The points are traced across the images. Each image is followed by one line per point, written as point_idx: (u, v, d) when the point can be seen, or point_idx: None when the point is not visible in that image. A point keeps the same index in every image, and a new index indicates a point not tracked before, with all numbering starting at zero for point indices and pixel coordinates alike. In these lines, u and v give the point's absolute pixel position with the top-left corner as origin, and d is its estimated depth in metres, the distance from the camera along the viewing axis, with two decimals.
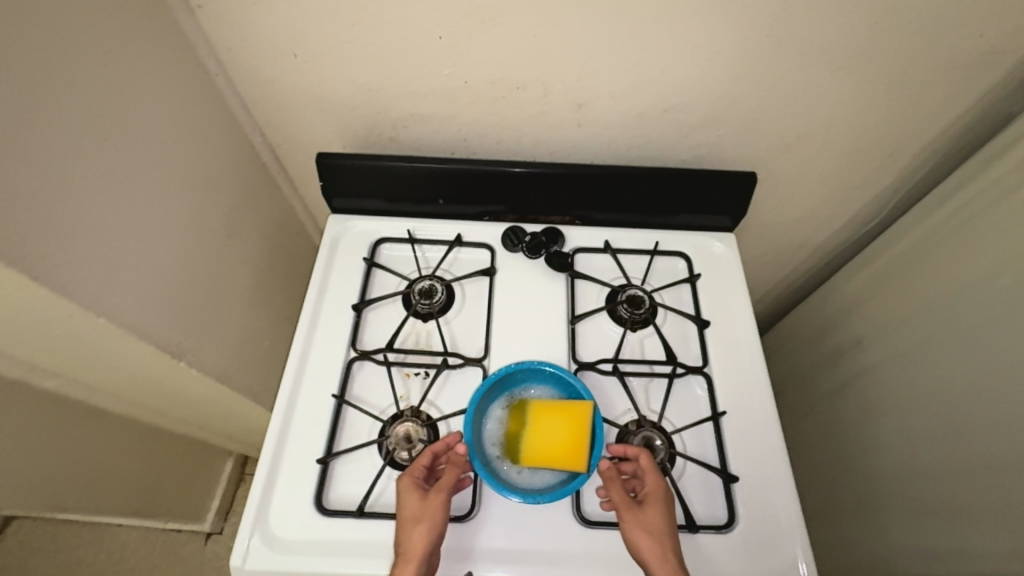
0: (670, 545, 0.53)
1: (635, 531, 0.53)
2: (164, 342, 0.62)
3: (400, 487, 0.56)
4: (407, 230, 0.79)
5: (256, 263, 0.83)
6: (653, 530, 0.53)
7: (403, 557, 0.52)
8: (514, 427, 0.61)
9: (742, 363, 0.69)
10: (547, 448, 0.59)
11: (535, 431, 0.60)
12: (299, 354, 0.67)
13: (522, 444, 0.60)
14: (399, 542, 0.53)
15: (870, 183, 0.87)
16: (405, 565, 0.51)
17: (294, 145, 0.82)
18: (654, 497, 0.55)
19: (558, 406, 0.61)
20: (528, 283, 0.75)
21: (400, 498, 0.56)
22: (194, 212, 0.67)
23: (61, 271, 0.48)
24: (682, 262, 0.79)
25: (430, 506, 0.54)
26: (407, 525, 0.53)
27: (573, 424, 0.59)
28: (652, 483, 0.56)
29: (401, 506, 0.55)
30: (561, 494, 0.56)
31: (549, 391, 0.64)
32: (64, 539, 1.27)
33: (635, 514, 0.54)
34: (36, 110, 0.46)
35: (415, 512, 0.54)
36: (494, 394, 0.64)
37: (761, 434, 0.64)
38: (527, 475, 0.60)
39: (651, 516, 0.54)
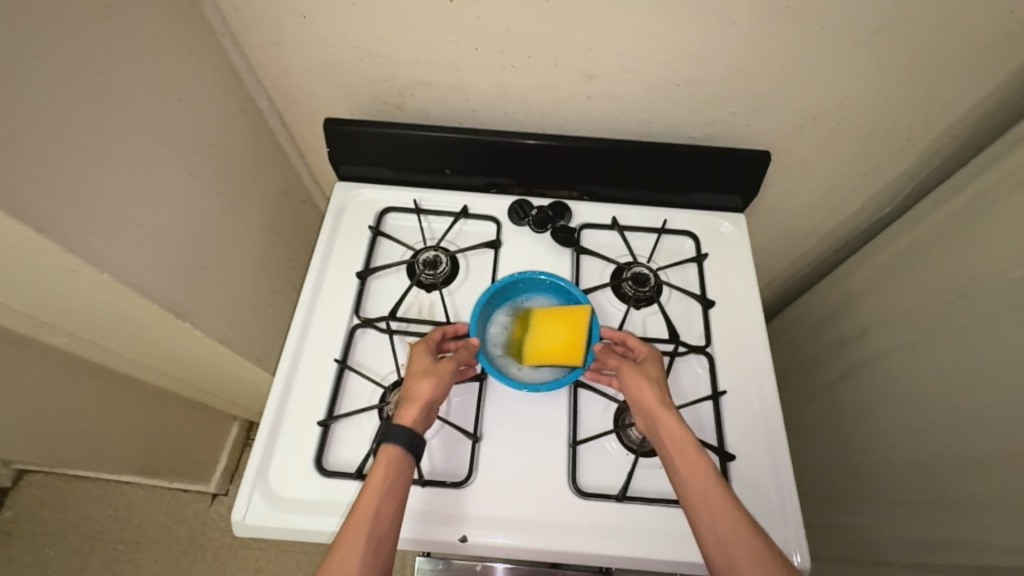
0: (665, 390, 0.57)
1: (634, 382, 0.58)
2: (168, 302, 0.62)
3: (416, 349, 0.60)
4: (413, 201, 0.78)
5: (260, 229, 0.83)
6: (651, 381, 0.58)
7: (409, 399, 0.56)
8: (517, 330, 0.64)
9: (745, 344, 0.69)
10: (546, 347, 0.61)
11: (536, 332, 0.62)
12: (303, 319, 0.68)
13: (525, 344, 0.62)
14: (405, 389, 0.57)
15: (886, 169, 0.84)
16: (409, 407, 0.55)
17: (300, 110, 0.81)
18: (649, 358, 0.60)
19: (559, 310, 0.62)
20: (533, 257, 0.75)
21: (413, 357, 0.60)
22: (199, 172, 0.67)
23: (63, 224, 0.48)
24: (689, 242, 0.77)
25: (442, 369, 0.58)
26: (417, 376, 0.57)
27: (571, 326, 0.61)
28: (645, 350, 0.61)
29: (412, 362, 0.59)
30: (559, 385, 0.59)
31: (550, 300, 0.66)
32: (74, 494, 1.31)
33: (634, 370, 0.59)
34: (38, 62, 0.45)
35: (428, 368, 0.58)
36: (496, 302, 0.65)
37: (761, 415, 0.64)
38: (528, 372, 0.63)
39: (649, 370, 0.58)
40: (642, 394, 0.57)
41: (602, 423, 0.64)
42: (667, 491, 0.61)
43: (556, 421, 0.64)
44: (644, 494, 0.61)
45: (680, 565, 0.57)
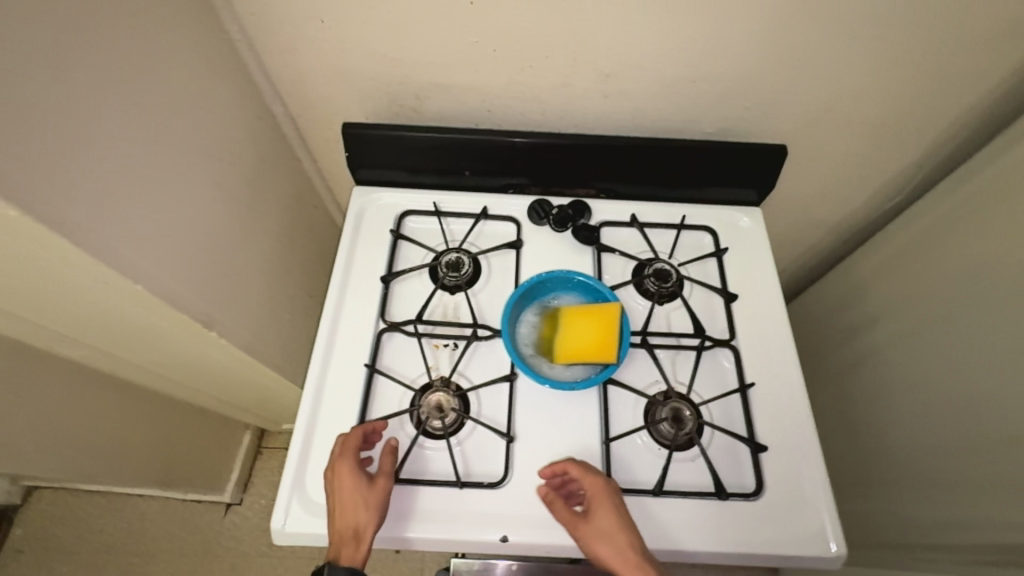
0: (625, 538, 0.53)
1: (591, 540, 0.54)
2: (196, 312, 0.62)
3: (344, 474, 0.55)
4: (432, 203, 0.78)
5: (277, 236, 0.83)
6: (608, 538, 0.53)
7: (349, 540, 0.53)
8: (547, 330, 0.64)
9: (769, 336, 0.69)
10: (577, 346, 0.61)
11: (565, 331, 0.63)
12: (329, 325, 0.68)
13: (556, 343, 0.63)
14: (345, 530, 0.54)
15: (896, 160, 0.86)
16: (352, 546, 0.53)
17: (314, 115, 0.80)
18: (601, 504, 0.55)
19: (588, 308, 0.63)
20: (554, 256, 0.75)
21: (341, 483, 0.55)
22: (221, 181, 0.66)
23: (99, 237, 0.47)
24: (708, 236, 0.78)
25: (379, 493, 0.56)
26: (354, 511, 0.54)
27: (602, 324, 0.61)
28: (593, 483, 0.56)
29: (342, 492, 0.55)
30: (593, 383, 0.60)
31: (577, 298, 0.66)
32: (85, 509, 1.29)
33: (588, 530, 0.54)
34: (70, 72, 0.44)
35: (364, 498, 0.55)
36: (525, 302, 0.65)
37: (789, 406, 0.65)
38: (560, 370, 0.63)
39: (602, 519, 0.54)
40: (601, 556, 0.53)
41: (632, 419, 0.65)
42: (702, 483, 0.62)
43: (587, 419, 0.64)
44: (679, 488, 0.61)
45: (720, 555, 0.58)
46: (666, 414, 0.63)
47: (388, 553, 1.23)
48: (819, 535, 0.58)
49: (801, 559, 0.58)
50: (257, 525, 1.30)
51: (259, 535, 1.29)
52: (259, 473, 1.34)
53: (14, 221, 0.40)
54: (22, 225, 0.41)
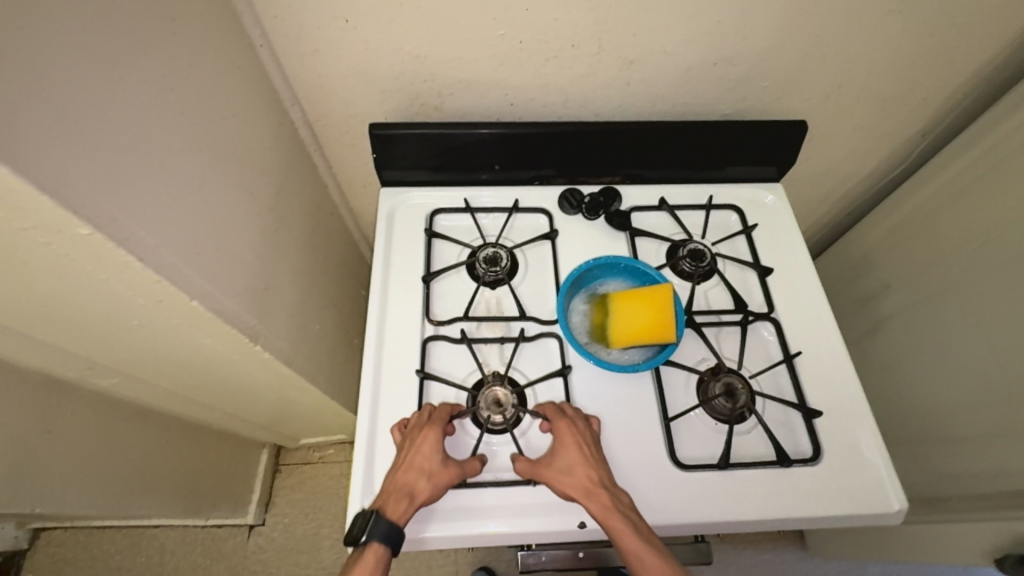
0: (597, 470, 0.57)
1: (558, 477, 0.56)
2: (242, 325, 0.60)
3: (429, 438, 0.57)
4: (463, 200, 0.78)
5: (302, 245, 0.81)
6: (572, 471, 0.57)
7: (404, 499, 0.54)
8: (599, 316, 0.65)
9: (806, 307, 0.72)
10: (630, 329, 0.62)
11: (617, 315, 0.64)
12: (376, 330, 0.67)
13: (609, 328, 0.64)
14: (404, 485, 0.55)
15: (901, 130, 0.89)
16: (404, 504, 0.54)
17: (334, 119, 0.79)
18: (566, 444, 0.58)
19: (637, 290, 0.63)
20: (590, 245, 0.76)
21: (422, 444, 0.57)
22: (255, 190, 0.65)
23: (160, 252, 0.45)
24: (734, 215, 0.80)
25: (449, 478, 0.56)
26: (421, 474, 0.56)
27: (654, 305, 0.61)
28: (559, 425, 0.59)
29: (417, 454, 0.57)
30: (652, 364, 0.61)
31: (625, 283, 0.68)
32: (99, 546, 1.24)
33: (549, 468, 0.57)
34: (122, 81, 0.43)
35: (435, 468, 0.56)
36: (574, 290, 0.67)
37: (835, 372, 0.67)
38: (618, 354, 0.65)
39: (564, 456, 0.57)
40: (568, 488, 0.56)
41: (687, 398, 0.66)
42: (762, 453, 0.63)
43: (644, 400, 0.65)
44: (742, 460, 0.63)
45: (791, 521, 0.59)
46: (720, 390, 0.65)
47: (423, 559, 1.22)
48: (881, 493, 0.60)
49: (867, 517, 0.60)
50: (285, 544, 1.27)
51: (286, 555, 1.26)
52: (279, 492, 1.31)
53: (86, 239, 0.39)
54: (92, 243, 0.39)
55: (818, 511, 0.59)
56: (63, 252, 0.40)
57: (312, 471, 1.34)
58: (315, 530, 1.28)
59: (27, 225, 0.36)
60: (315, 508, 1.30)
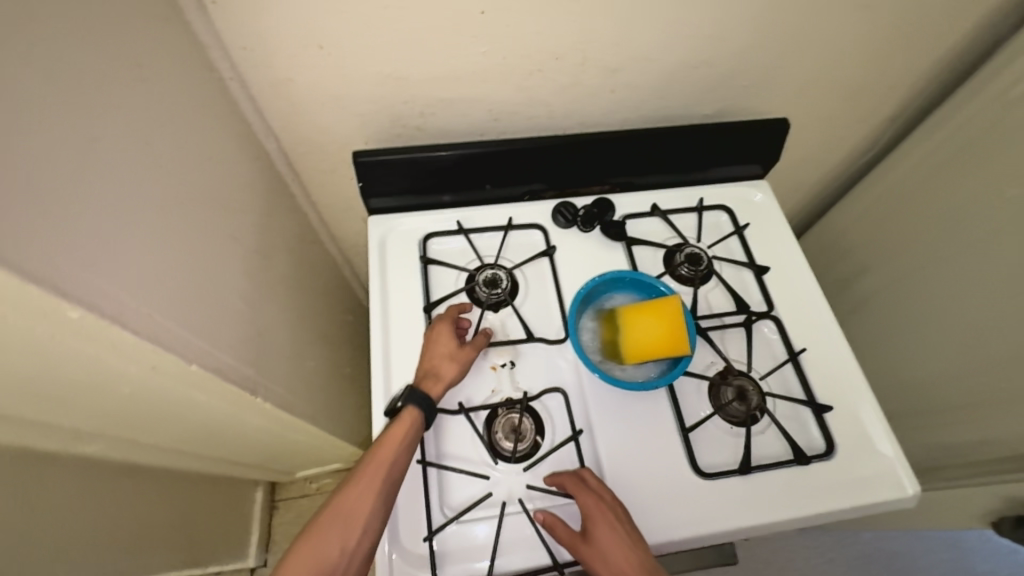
0: (635, 553, 0.52)
1: (594, 558, 0.52)
2: (240, 378, 0.57)
3: (443, 330, 0.63)
4: (456, 222, 0.75)
5: (290, 281, 0.78)
6: (608, 557, 0.52)
7: (432, 378, 0.60)
8: (610, 333, 0.65)
9: (804, 302, 0.73)
10: (643, 344, 0.62)
11: (628, 330, 0.63)
12: (382, 369, 0.65)
13: (622, 346, 0.64)
14: (431, 367, 0.61)
15: (872, 118, 0.91)
16: (434, 384, 0.60)
17: (311, 148, 0.75)
18: (601, 524, 0.53)
19: (647, 304, 0.63)
20: (589, 257, 0.75)
21: (438, 336, 0.63)
22: (239, 232, 0.61)
23: (153, 318, 0.42)
24: (725, 215, 0.80)
25: (469, 355, 0.62)
26: (444, 359, 0.61)
27: (666, 319, 0.61)
28: (588, 501, 0.55)
29: (436, 343, 0.62)
30: (670, 378, 0.61)
31: (631, 297, 0.68)
32: None
33: (587, 548, 0.53)
34: (97, 138, 0.39)
35: (454, 353, 0.62)
36: (582, 307, 0.67)
37: (838, 365, 0.69)
38: (632, 370, 0.65)
39: (599, 536, 0.53)
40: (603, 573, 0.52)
41: (701, 405, 0.66)
42: (779, 452, 0.64)
43: (661, 412, 0.65)
44: (761, 461, 0.63)
45: (813, 518, 0.60)
46: (732, 394, 0.65)
47: None
48: (895, 480, 0.62)
49: (884, 505, 0.61)
50: None
51: None
52: (279, 528, 1.27)
53: (75, 320, 0.35)
54: (83, 323, 0.36)
55: (837, 507, 0.60)
56: (49, 334, 0.37)
57: (310, 503, 1.30)
58: None
59: (8, 312, 0.33)
60: None
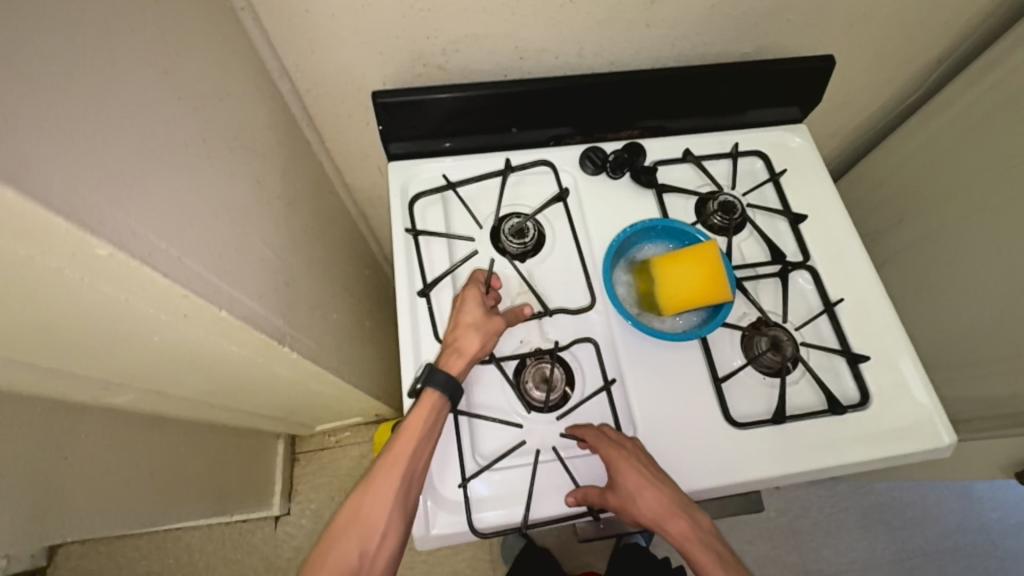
0: (663, 490, 0.54)
1: (626, 507, 0.54)
2: (268, 327, 0.55)
3: (470, 296, 0.60)
4: (443, 176, 0.71)
5: (311, 231, 0.75)
6: (640, 502, 0.53)
7: (452, 355, 0.57)
8: (645, 285, 0.63)
9: (842, 252, 0.70)
10: (680, 294, 0.60)
11: (663, 281, 0.61)
12: (410, 319, 0.64)
13: (658, 298, 0.62)
14: (455, 339, 0.58)
15: (921, 58, 0.86)
16: (457, 358, 0.57)
17: (327, 90, 0.71)
18: (628, 472, 0.54)
19: (682, 253, 0.60)
20: (618, 205, 0.72)
21: (466, 302, 0.60)
22: (261, 178, 0.58)
23: (182, 261, 0.40)
24: (760, 161, 0.77)
25: (497, 325, 0.59)
26: (468, 329, 0.58)
27: (703, 267, 0.59)
28: (610, 453, 0.55)
29: (464, 311, 0.59)
30: (712, 326, 0.60)
31: (664, 246, 0.65)
32: (124, 553, 1.23)
33: (616, 498, 0.54)
34: (113, 64, 0.36)
35: (481, 321, 0.59)
36: (614, 260, 0.64)
37: (876, 315, 0.67)
38: (670, 320, 0.63)
39: (629, 483, 0.53)
40: (639, 515, 0.53)
41: (733, 355, 0.65)
42: (812, 402, 0.63)
43: (693, 362, 0.64)
44: (795, 412, 0.62)
45: (847, 466, 0.60)
46: (766, 344, 0.64)
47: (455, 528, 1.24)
48: (931, 428, 0.61)
49: (917, 454, 0.61)
50: (314, 530, 1.27)
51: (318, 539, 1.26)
52: (301, 479, 1.30)
53: (105, 260, 0.33)
54: (113, 263, 0.34)
55: (871, 455, 0.60)
56: (79, 276, 0.35)
57: (331, 456, 1.33)
58: None
59: (34, 250, 0.31)
60: (340, 491, 1.30)
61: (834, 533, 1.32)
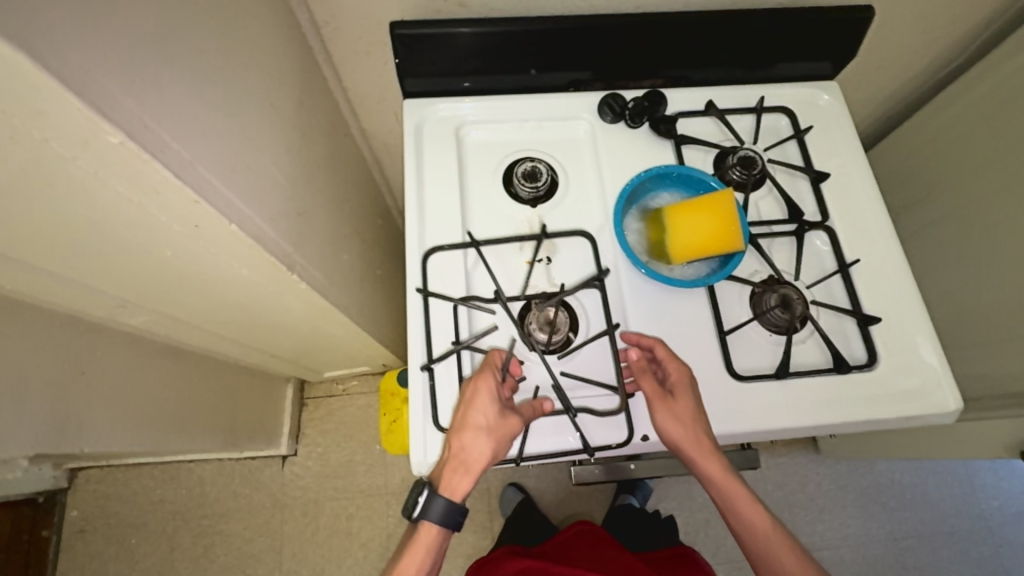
0: (702, 420, 0.56)
1: (673, 416, 0.56)
2: (278, 252, 0.56)
3: (482, 397, 0.55)
4: (468, 233, 0.65)
5: (325, 169, 0.75)
6: (687, 415, 0.56)
7: (461, 463, 0.55)
8: (656, 234, 0.63)
9: (863, 214, 0.69)
10: (693, 243, 0.59)
11: (675, 230, 0.61)
12: (418, 253, 0.64)
13: (669, 247, 0.61)
14: (463, 448, 0.54)
15: (967, 19, 0.81)
16: (463, 472, 0.55)
17: (345, 23, 0.70)
18: (680, 380, 0.57)
19: (695, 202, 0.59)
20: (635, 155, 0.71)
21: (477, 402, 0.55)
22: (275, 103, 0.58)
23: (193, 166, 0.40)
24: (786, 118, 0.74)
25: (508, 432, 0.55)
26: (479, 438, 0.54)
27: (717, 216, 0.58)
28: (676, 369, 0.57)
29: (473, 413, 0.55)
30: (723, 274, 0.60)
31: (678, 195, 0.64)
32: (140, 481, 1.29)
33: (667, 408, 0.56)
34: None
35: (493, 426, 0.55)
36: (626, 207, 0.64)
37: (892, 278, 0.65)
38: (680, 269, 0.63)
39: (684, 399, 0.56)
40: (681, 429, 0.55)
41: (741, 311, 0.64)
42: (817, 361, 0.63)
43: (700, 314, 0.63)
44: (799, 369, 0.62)
45: (847, 425, 0.60)
46: (775, 302, 0.62)
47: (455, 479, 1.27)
48: (938, 393, 0.60)
49: (921, 418, 0.60)
50: (319, 471, 1.31)
51: (323, 480, 1.31)
52: (309, 423, 1.34)
53: (117, 149, 0.34)
54: (125, 155, 0.34)
55: (874, 415, 0.59)
56: (92, 169, 0.35)
57: (338, 402, 1.36)
58: (348, 457, 1.32)
59: (47, 133, 0.31)
60: (346, 436, 1.34)
61: (829, 510, 1.32)
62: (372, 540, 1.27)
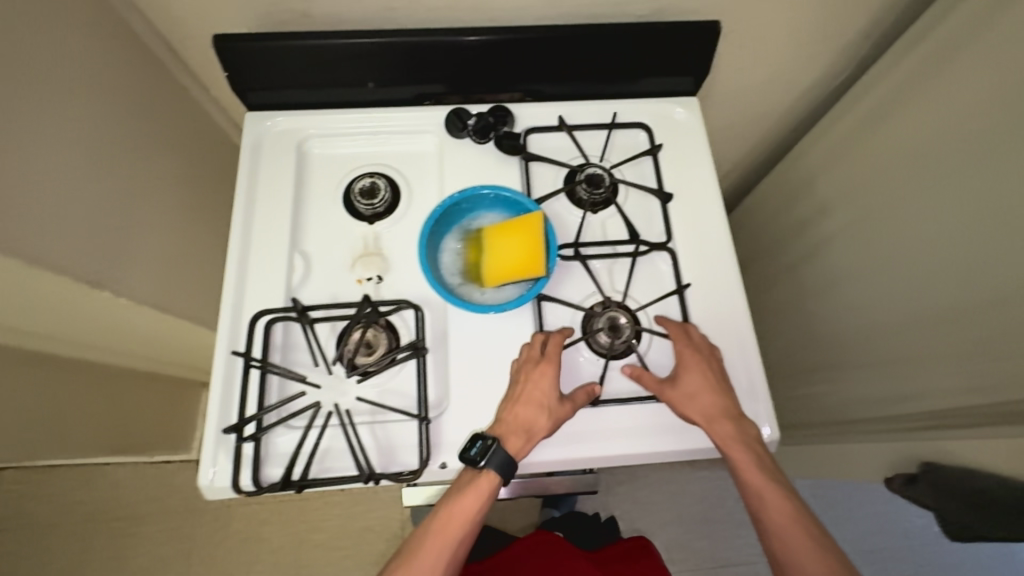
0: (726, 389, 0.59)
1: (694, 380, 0.59)
2: (70, 271, 0.55)
3: (547, 373, 0.57)
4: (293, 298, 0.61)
5: (174, 182, 0.75)
6: (695, 385, 0.58)
7: (524, 433, 0.56)
8: (472, 256, 0.62)
9: (705, 233, 0.67)
10: (503, 265, 0.59)
11: (490, 252, 0.60)
12: (239, 270, 0.63)
13: (482, 270, 0.60)
14: (524, 420, 0.56)
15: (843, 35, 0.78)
16: (517, 440, 0.56)
17: (182, 38, 0.69)
18: (691, 367, 0.59)
19: (508, 224, 0.60)
20: (479, 171, 0.69)
21: (541, 379, 0.57)
22: (77, 122, 0.57)
23: None
24: (643, 133, 0.73)
25: (568, 411, 0.57)
26: (542, 411, 0.56)
27: (526, 238, 0.58)
28: (687, 353, 0.60)
29: (537, 387, 0.57)
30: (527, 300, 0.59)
31: (499, 215, 0.63)
32: (54, 483, 1.29)
33: (675, 391, 0.58)
34: None
35: (553, 404, 0.57)
36: (442, 229, 0.63)
37: (723, 304, 0.64)
38: (492, 294, 0.61)
39: (692, 375, 0.59)
40: (696, 396, 0.58)
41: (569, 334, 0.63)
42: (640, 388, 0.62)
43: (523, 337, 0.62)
44: (619, 396, 0.61)
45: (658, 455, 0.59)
46: (603, 324, 0.62)
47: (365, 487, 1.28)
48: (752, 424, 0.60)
49: None
50: None
51: None
52: None
53: None
54: None
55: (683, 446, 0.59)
56: None
57: None
58: None
59: None
60: None
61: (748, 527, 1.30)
62: (281, 547, 1.27)
